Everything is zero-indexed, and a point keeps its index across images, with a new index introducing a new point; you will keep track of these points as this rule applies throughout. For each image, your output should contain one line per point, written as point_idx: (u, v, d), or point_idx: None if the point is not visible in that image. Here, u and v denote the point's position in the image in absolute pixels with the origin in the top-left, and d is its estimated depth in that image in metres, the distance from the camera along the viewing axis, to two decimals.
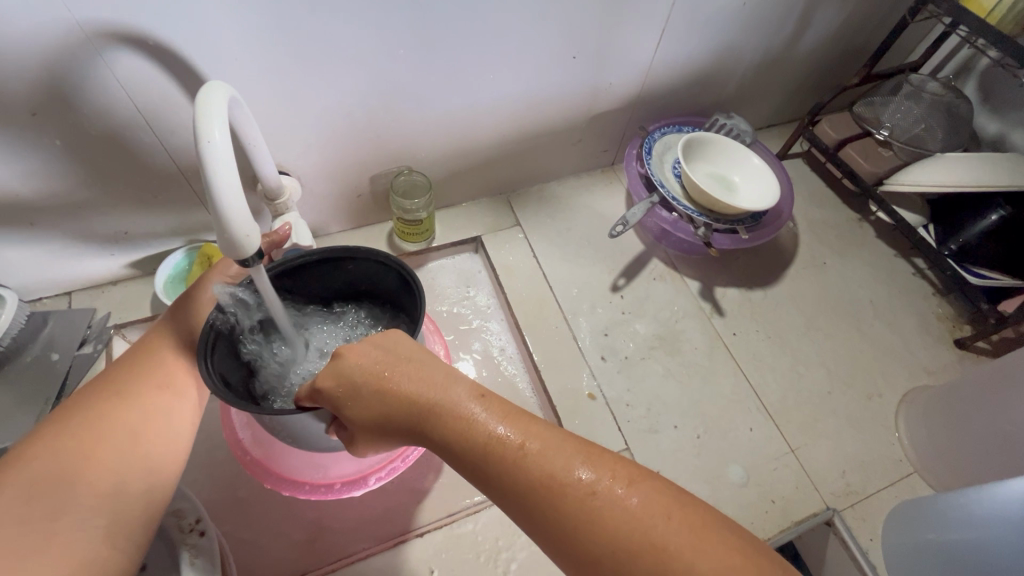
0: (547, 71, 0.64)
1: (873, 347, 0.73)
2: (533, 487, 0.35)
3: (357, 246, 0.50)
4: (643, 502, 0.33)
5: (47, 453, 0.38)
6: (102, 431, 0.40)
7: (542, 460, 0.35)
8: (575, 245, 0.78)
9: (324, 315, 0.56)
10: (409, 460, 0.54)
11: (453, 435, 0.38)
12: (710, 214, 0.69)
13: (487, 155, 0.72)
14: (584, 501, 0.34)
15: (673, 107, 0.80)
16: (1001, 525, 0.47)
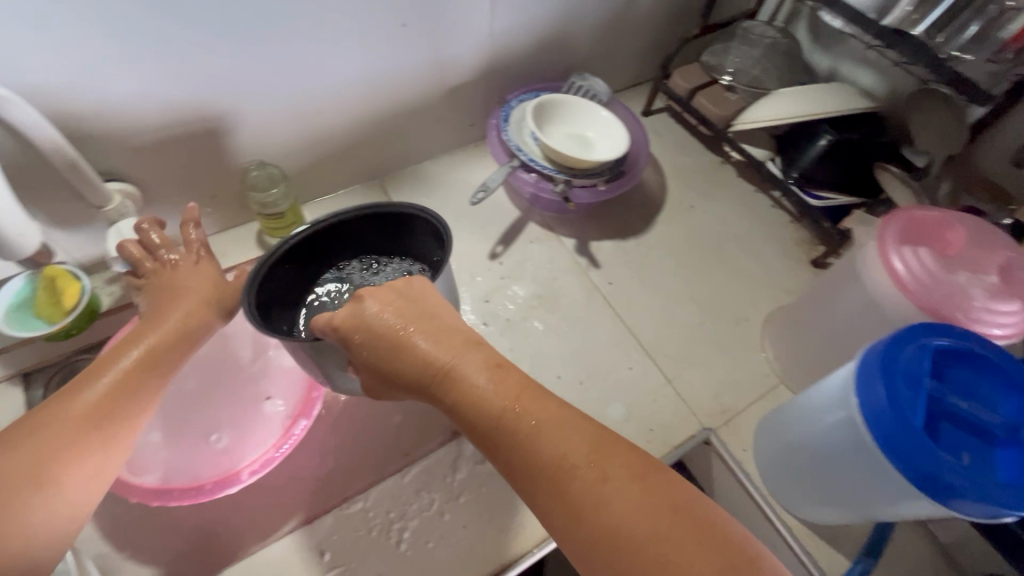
0: (385, 48, 0.64)
1: (738, 277, 0.79)
2: (536, 464, 0.39)
3: (389, 206, 0.56)
4: (629, 491, 0.37)
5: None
6: (62, 463, 0.41)
7: (552, 437, 0.39)
8: (452, 220, 0.79)
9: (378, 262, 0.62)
10: (285, 450, 0.54)
11: (466, 400, 0.43)
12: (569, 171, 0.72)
13: (348, 141, 0.73)
14: (573, 488, 0.38)
15: (529, 74, 0.82)
16: (830, 413, 0.52)
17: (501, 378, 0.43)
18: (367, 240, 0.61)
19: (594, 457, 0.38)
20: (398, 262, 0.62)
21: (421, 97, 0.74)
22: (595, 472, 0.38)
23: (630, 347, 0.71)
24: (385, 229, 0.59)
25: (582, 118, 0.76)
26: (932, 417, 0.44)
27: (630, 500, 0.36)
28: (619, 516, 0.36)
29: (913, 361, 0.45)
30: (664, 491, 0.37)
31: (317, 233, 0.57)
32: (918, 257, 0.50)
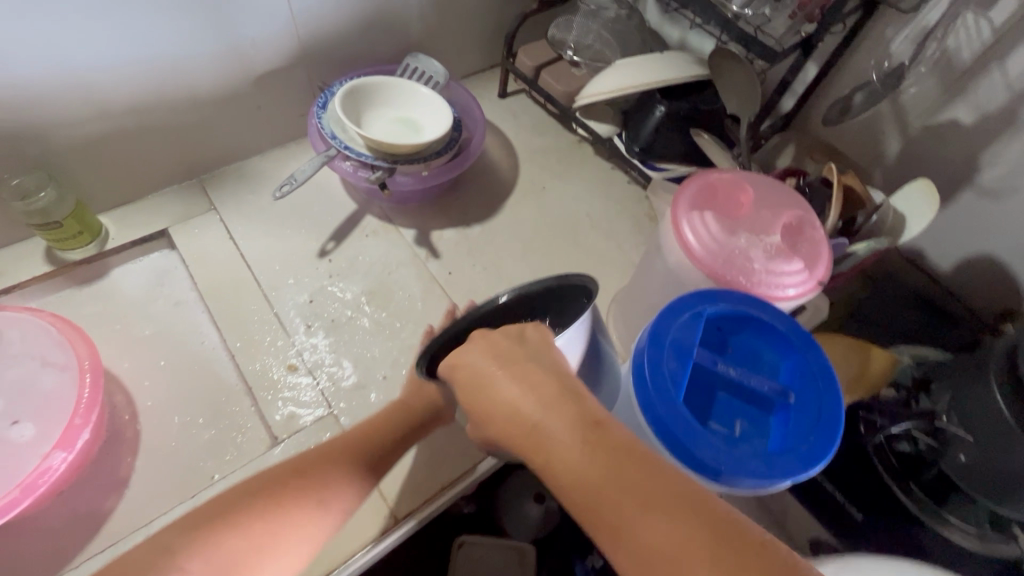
0: (155, 33, 0.58)
1: (589, 257, 0.77)
2: (590, 513, 0.33)
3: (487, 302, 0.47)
4: (682, 536, 0.30)
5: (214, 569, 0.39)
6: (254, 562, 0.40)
7: (626, 518, 0.31)
8: (281, 217, 0.73)
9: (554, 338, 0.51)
10: (36, 495, 0.48)
11: (532, 446, 0.37)
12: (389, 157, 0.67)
13: (144, 139, 0.66)
14: (662, 558, 0.30)
15: (356, 58, 0.77)
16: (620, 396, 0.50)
17: (575, 424, 0.36)
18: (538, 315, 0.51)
19: (649, 493, 0.32)
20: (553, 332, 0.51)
21: (225, 87, 0.68)
22: (656, 518, 0.31)
23: None
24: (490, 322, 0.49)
25: (408, 103, 0.72)
26: (703, 389, 0.42)
27: (691, 553, 0.29)
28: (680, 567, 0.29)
29: (685, 330, 0.43)
30: (715, 538, 0.30)
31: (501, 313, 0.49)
32: (705, 222, 0.48)
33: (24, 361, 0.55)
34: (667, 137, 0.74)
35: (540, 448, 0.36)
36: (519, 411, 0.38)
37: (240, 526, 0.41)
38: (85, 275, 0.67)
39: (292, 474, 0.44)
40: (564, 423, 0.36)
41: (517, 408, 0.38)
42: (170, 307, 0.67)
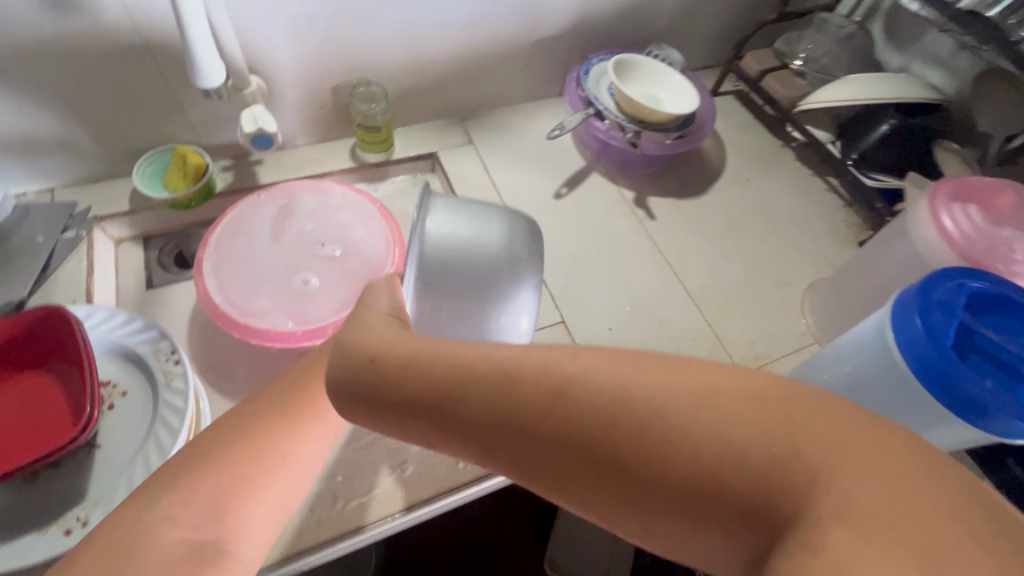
0: None
1: (787, 247, 0.83)
2: (640, 444, 0.27)
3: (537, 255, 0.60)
4: (729, 406, 0.26)
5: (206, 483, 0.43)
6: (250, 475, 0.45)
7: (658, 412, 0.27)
8: (523, 160, 0.86)
9: None
10: None
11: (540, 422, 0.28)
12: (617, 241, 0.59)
13: (441, 75, 0.80)
14: (720, 455, 0.25)
15: (610, 39, 0.88)
16: (853, 355, 0.57)
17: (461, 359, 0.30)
18: None
19: (709, 386, 0.27)
20: None
21: (510, 44, 0.81)
22: (726, 414, 0.26)
23: (673, 289, 0.76)
24: None
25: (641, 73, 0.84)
26: (961, 346, 0.48)
27: (749, 425, 0.26)
28: (708, 429, 0.26)
29: (949, 294, 0.49)
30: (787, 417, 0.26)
31: None
32: (968, 215, 0.54)
33: (339, 215, 0.69)
34: (890, 149, 0.79)
35: (558, 418, 0.28)
36: (373, 343, 0.31)
37: (182, 496, 0.42)
38: (371, 175, 0.83)
39: (222, 441, 0.45)
40: (511, 352, 0.30)
41: (433, 350, 0.31)
42: None
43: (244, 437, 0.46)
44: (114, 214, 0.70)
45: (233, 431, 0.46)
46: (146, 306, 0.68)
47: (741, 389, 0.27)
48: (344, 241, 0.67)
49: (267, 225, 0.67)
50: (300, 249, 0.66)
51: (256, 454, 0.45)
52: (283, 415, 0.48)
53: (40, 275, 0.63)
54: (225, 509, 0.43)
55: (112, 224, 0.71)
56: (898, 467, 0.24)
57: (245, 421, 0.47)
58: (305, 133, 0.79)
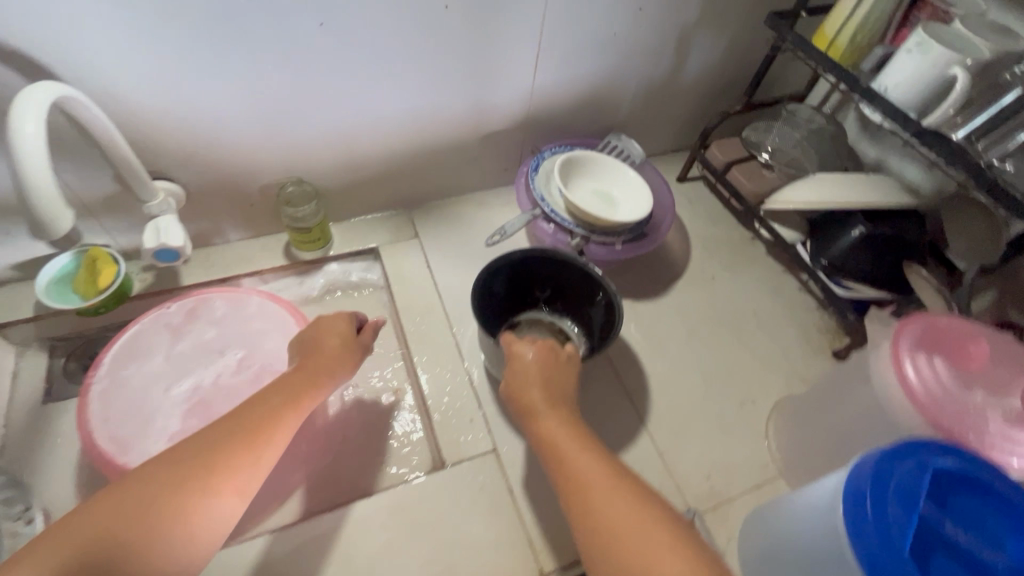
0: (429, 92, 0.69)
1: (753, 357, 0.76)
2: (631, 564, 0.40)
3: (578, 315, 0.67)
4: (666, 548, 0.40)
5: (141, 495, 0.39)
6: (184, 503, 0.39)
7: (617, 513, 0.42)
8: (471, 256, 0.81)
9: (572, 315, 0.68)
10: None
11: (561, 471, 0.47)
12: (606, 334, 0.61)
13: (383, 169, 0.76)
14: (634, 554, 0.40)
15: (567, 129, 0.85)
16: (806, 526, 0.49)
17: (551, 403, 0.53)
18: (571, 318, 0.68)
19: (649, 513, 0.42)
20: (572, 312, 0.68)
21: (456, 139, 0.77)
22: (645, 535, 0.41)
23: (623, 409, 0.69)
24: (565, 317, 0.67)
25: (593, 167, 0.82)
26: (923, 545, 0.40)
27: (665, 558, 0.39)
28: (630, 542, 0.41)
29: (910, 479, 0.41)
30: (671, 547, 0.40)
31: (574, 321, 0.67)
32: (934, 371, 0.47)
33: (236, 319, 0.64)
34: (862, 257, 0.73)
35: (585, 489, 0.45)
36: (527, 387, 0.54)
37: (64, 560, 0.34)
38: (306, 272, 0.78)
39: (148, 489, 0.39)
40: (577, 448, 0.48)
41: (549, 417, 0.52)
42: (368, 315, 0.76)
43: (183, 487, 0.40)
44: (14, 321, 0.65)
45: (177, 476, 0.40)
46: (36, 426, 0.62)
47: (694, 564, 0.39)
48: (246, 343, 0.64)
49: (167, 340, 0.62)
50: (196, 361, 0.62)
51: (184, 504, 0.39)
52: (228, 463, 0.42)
53: None
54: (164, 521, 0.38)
55: (13, 330, 0.66)
56: None
57: (190, 459, 0.41)
58: (234, 230, 0.75)
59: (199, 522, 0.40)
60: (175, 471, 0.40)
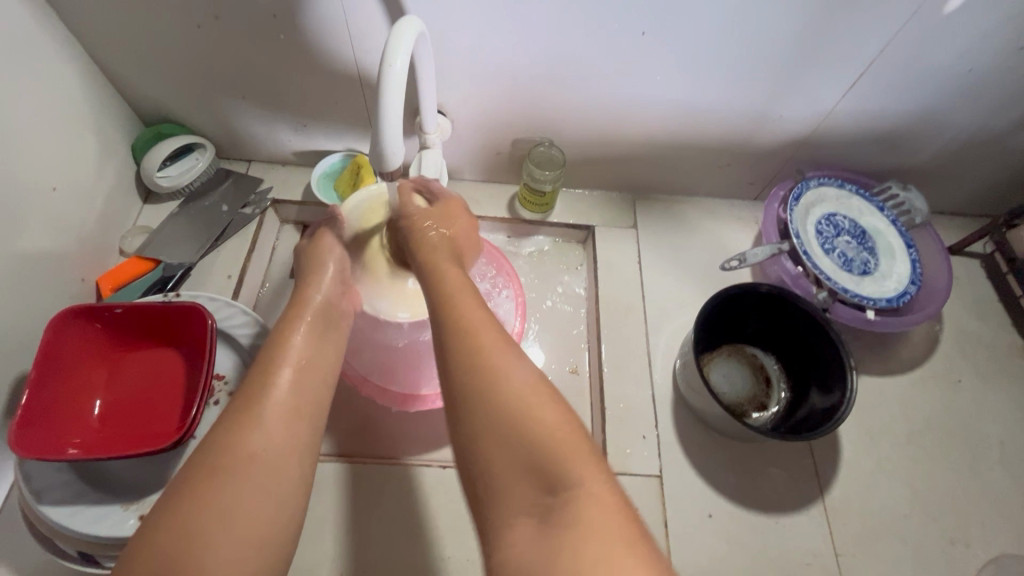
0: (719, 86, 0.63)
1: (983, 494, 0.64)
2: (470, 358, 0.37)
3: (815, 403, 0.61)
4: (487, 336, 0.39)
5: (293, 358, 0.45)
6: (309, 347, 0.47)
7: (478, 326, 0.39)
8: (685, 266, 0.76)
9: (809, 394, 0.62)
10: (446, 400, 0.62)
11: (450, 318, 0.40)
12: (834, 416, 0.56)
13: (629, 151, 0.73)
14: (468, 329, 0.39)
15: (843, 159, 0.73)
16: None
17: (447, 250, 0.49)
18: (805, 394, 0.63)
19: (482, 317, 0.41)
20: (810, 397, 0.62)
21: (720, 140, 0.71)
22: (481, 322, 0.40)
23: (809, 488, 0.63)
24: (811, 394, 0.62)
25: (860, 211, 0.71)
26: None
27: (484, 330, 0.39)
28: (475, 336, 0.39)
29: None
30: (492, 334, 0.39)
31: (805, 411, 0.61)
32: None
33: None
34: None
35: (491, 363, 0.37)
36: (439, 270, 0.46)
37: (240, 517, 0.35)
38: (521, 230, 0.79)
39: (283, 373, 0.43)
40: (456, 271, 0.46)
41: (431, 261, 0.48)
42: (565, 292, 0.76)
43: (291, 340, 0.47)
44: (286, 200, 0.75)
45: (274, 359, 0.44)
46: (282, 295, 0.72)
47: (499, 333, 0.39)
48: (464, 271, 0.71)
49: None
50: None
51: (287, 325, 0.48)
52: (308, 336, 0.47)
53: (212, 242, 0.70)
54: (307, 391, 0.43)
55: (281, 206, 0.76)
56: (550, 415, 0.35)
57: (283, 351, 0.45)
58: (473, 171, 0.77)
59: (305, 356, 0.46)
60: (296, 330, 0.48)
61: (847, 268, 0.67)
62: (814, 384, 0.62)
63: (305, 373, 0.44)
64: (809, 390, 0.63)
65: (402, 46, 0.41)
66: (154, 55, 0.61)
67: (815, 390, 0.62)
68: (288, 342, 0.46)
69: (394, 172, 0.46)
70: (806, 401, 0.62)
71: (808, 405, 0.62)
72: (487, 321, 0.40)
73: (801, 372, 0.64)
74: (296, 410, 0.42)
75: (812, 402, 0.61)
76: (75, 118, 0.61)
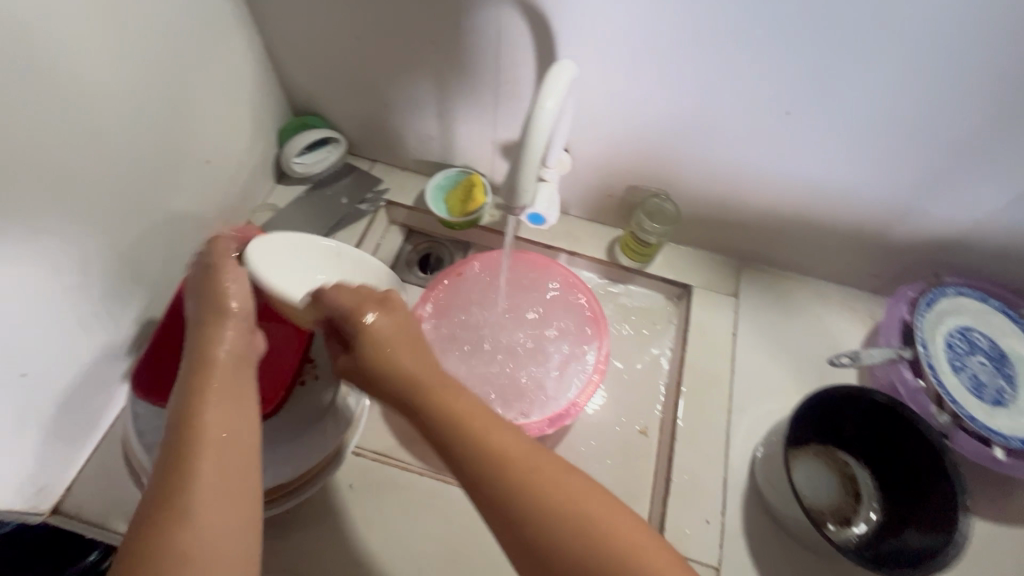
0: (864, 170, 0.59)
1: None
2: (494, 459, 0.39)
3: (913, 538, 0.54)
4: (511, 440, 0.41)
5: (219, 424, 0.41)
6: (240, 409, 0.43)
7: (481, 433, 0.41)
8: (783, 349, 0.71)
9: (907, 527, 0.55)
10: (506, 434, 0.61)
11: (455, 431, 0.41)
12: (937, 558, 0.49)
13: (749, 218, 0.69)
14: (481, 430, 0.41)
15: (991, 271, 0.66)
16: None
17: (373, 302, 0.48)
18: (901, 525, 0.56)
19: (479, 412, 0.42)
20: (907, 530, 0.55)
21: (851, 225, 0.66)
22: (496, 424, 0.42)
23: None
24: (910, 527, 0.55)
25: (1004, 333, 0.64)
26: None
27: (505, 431, 0.41)
28: (492, 443, 0.40)
29: None
30: (484, 420, 0.42)
31: (899, 545, 0.55)
32: None
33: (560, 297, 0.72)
34: None
35: (534, 487, 0.38)
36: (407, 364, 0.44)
37: None
38: (615, 277, 0.77)
39: (216, 443, 0.40)
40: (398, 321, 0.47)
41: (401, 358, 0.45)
42: (648, 348, 0.74)
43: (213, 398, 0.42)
44: (399, 203, 0.79)
45: (196, 433, 0.40)
46: None
47: (516, 432, 0.42)
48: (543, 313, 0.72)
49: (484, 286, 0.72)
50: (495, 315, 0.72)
51: (201, 381, 0.43)
52: (224, 399, 0.42)
53: (326, 230, 0.75)
54: (239, 459, 0.40)
55: (394, 208, 0.80)
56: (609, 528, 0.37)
57: (209, 417, 0.41)
58: (580, 209, 0.77)
59: (243, 418, 0.42)
60: (213, 388, 0.42)
61: (978, 393, 0.60)
62: (913, 514, 0.56)
63: (240, 449, 0.41)
64: (907, 522, 0.56)
65: (557, 88, 0.42)
66: (321, 54, 0.67)
67: (915, 522, 0.55)
68: (215, 404, 0.42)
69: (522, 206, 0.47)
70: (901, 533, 0.56)
71: (904, 538, 0.55)
72: (471, 403, 0.43)
73: (900, 497, 0.58)
74: (236, 492, 0.39)
75: (909, 536, 0.55)
76: (241, 99, 0.68)
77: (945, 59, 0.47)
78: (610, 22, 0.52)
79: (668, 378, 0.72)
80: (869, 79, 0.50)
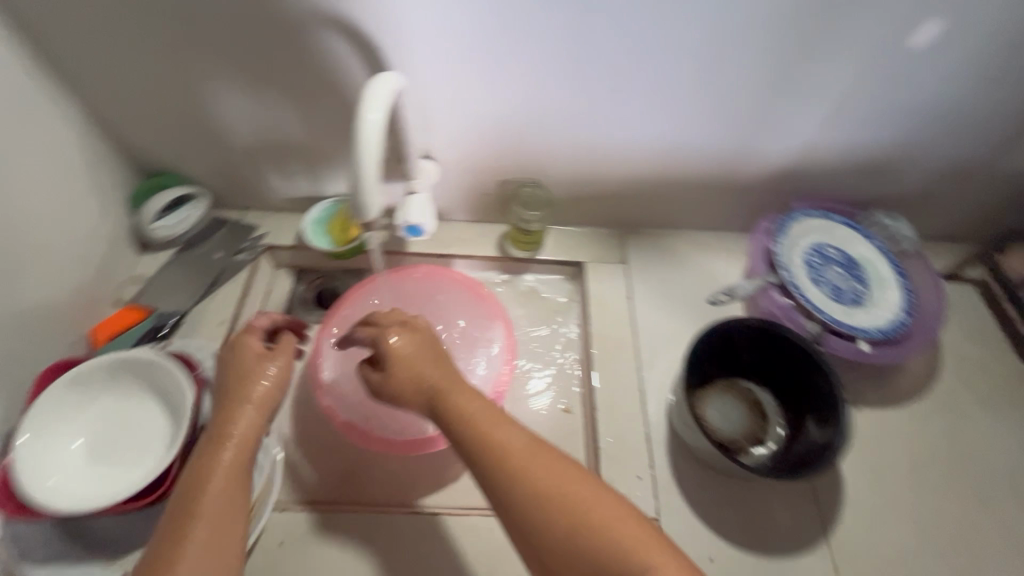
0: (697, 123, 0.64)
1: (996, 530, 0.61)
2: (504, 466, 0.42)
3: (816, 436, 0.59)
4: (512, 439, 0.44)
5: (184, 547, 0.42)
6: (216, 505, 0.45)
7: (482, 432, 0.44)
8: (676, 301, 0.75)
9: (808, 428, 0.61)
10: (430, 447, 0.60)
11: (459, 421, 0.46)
12: (836, 445, 0.54)
13: (617, 187, 0.73)
14: (477, 427, 0.45)
15: (828, 190, 0.74)
16: None
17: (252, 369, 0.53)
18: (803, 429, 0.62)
19: (482, 418, 0.45)
20: (808, 431, 0.61)
21: (704, 175, 0.72)
22: (484, 418, 0.45)
23: (812, 528, 0.61)
24: (810, 427, 0.61)
25: (849, 241, 0.71)
26: None
27: (507, 435, 0.44)
28: (500, 446, 0.43)
29: None
30: (490, 419, 0.45)
31: (805, 447, 0.60)
32: None
33: (464, 298, 0.72)
34: None
35: (521, 467, 0.42)
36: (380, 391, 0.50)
37: None
38: (512, 270, 0.79)
39: (191, 550, 0.42)
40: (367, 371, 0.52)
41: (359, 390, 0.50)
42: (557, 329, 0.76)
43: (187, 509, 0.44)
44: (280, 245, 0.76)
45: (175, 543, 0.42)
46: None
47: (514, 426, 0.45)
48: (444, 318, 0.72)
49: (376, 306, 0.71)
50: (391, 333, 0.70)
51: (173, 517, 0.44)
52: (194, 513, 0.44)
53: (205, 289, 0.71)
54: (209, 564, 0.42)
55: (275, 252, 0.77)
56: (580, 498, 0.40)
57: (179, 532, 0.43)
58: (463, 212, 0.78)
59: (205, 516, 0.44)
60: (185, 496, 0.45)
61: (838, 298, 0.67)
62: (810, 417, 0.61)
63: (211, 545, 0.43)
64: (807, 423, 0.62)
65: (377, 99, 0.43)
66: (153, 110, 0.64)
67: (813, 422, 0.61)
68: (186, 509, 0.44)
69: (374, 220, 0.47)
70: (805, 435, 0.61)
71: (808, 439, 0.60)
72: (485, 408, 0.46)
73: (796, 405, 0.63)
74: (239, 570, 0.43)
75: (811, 435, 0.60)
76: (74, 173, 0.63)
77: (728, 14, 0.53)
78: (430, 29, 0.54)
79: (581, 353, 0.74)
80: (672, 41, 0.55)
